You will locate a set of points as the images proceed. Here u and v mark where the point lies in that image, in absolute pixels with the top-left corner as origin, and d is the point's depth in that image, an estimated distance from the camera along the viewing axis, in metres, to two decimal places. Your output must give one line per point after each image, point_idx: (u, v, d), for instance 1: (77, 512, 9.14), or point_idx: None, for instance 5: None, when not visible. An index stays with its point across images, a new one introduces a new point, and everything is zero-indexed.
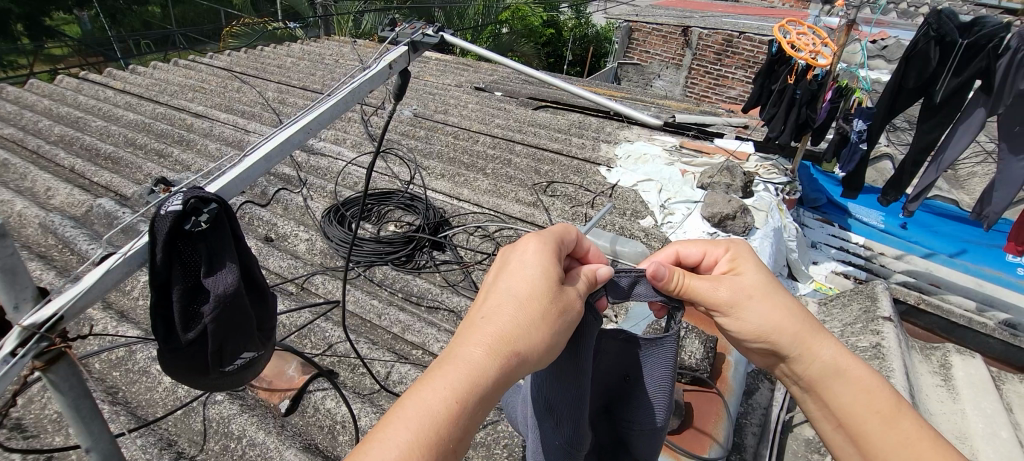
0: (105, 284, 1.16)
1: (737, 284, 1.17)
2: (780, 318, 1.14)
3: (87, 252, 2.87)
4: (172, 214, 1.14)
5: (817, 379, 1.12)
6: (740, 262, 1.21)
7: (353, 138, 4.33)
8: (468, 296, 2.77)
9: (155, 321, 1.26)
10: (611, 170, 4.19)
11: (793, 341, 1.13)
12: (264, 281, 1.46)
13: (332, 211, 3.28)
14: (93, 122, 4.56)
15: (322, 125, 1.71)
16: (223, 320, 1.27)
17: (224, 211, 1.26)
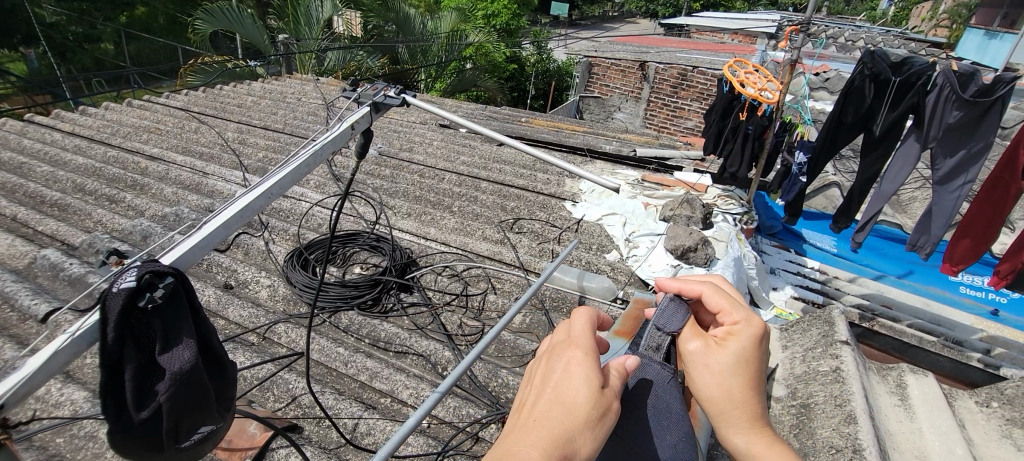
0: (52, 367, 1.15)
1: (715, 377, 1.10)
2: (745, 426, 1.07)
3: (29, 308, 2.71)
4: (125, 291, 1.12)
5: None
6: (736, 350, 1.10)
7: (317, 179, 4.29)
8: (437, 339, 2.74)
9: (106, 398, 1.21)
10: (576, 205, 4.27)
11: (746, 446, 1.06)
12: (223, 351, 1.41)
13: (295, 255, 3.21)
14: (38, 167, 4.36)
15: (283, 190, 1.70)
16: (178, 398, 1.23)
17: (183, 284, 1.25)
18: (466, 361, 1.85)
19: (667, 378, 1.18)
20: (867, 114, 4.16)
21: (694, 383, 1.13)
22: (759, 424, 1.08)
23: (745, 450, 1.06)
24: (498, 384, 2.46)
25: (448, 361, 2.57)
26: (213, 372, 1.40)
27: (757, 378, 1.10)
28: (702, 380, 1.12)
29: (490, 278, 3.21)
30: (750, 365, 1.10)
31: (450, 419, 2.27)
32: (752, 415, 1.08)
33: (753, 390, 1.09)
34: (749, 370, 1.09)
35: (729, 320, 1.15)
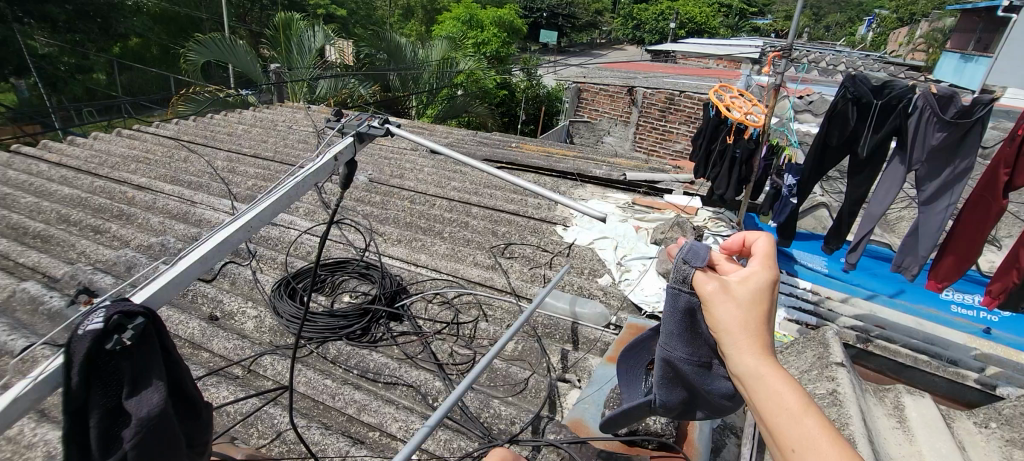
0: (10, 414, 1.10)
1: (732, 306, 1.16)
2: (756, 350, 1.11)
3: (5, 343, 2.62)
4: (92, 331, 1.12)
5: (765, 418, 1.06)
6: (752, 285, 1.17)
7: (306, 207, 4.26)
8: (427, 368, 2.68)
9: (68, 447, 1.17)
10: (568, 229, 4.27)
11: (755, 366, 1.10)
12: (196, 393, 1.37)
13: (282, 284, 3.15)
14: (23, 198, 4.31)
15: (262, 223, 1.67)
16: (144, 447, 1.16)
17: (154, 325, 1.24)
18: (458, 392, 1.81)
19: (693, 306, 1.34)
20: (852, 136, 4.22)
21: (715, 316, 1.18)
22: (770, 353, 1.12)
23: (754, 371, 1.09)
24: (490, 414, 2.40)
25: (439, 391, 2.51)
26: (184, 417, 1.34)
27: (771, 313, 1.15)
28: (720, 310, 1.18)
29: (481, 304, 3.17)
30: (766, 300, 1.15)
31: (441, 452, 2.20)
32: (764, 343, 1.12)
33: (766, 322, 1.14)
34: (764, 303, 1.15)
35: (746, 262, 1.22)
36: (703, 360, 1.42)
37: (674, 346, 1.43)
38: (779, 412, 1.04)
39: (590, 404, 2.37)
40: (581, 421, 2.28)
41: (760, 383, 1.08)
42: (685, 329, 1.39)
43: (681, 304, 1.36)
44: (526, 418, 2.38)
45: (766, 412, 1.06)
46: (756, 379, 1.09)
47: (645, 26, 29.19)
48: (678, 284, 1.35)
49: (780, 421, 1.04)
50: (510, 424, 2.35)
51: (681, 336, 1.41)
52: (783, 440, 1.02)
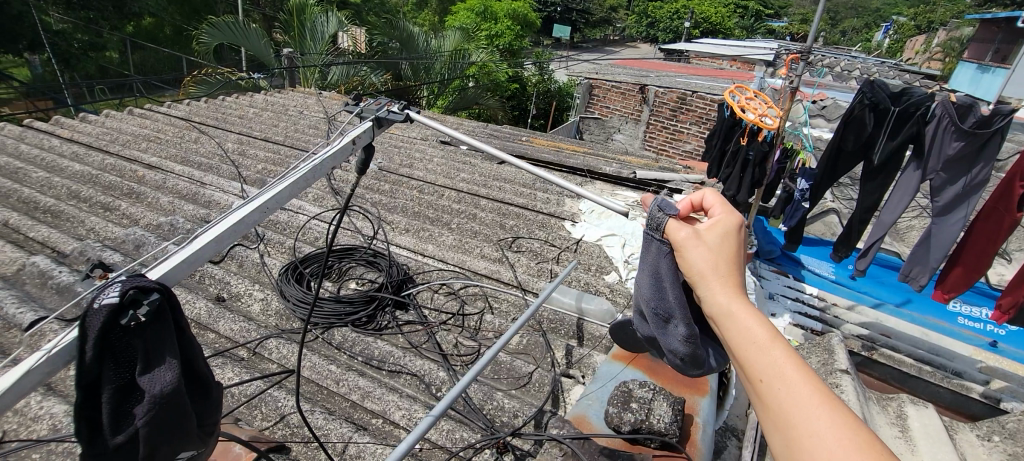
0: (23, 387, 1.10)
1: (703, 250, 1.24)
2: (727, 288, 1.16)
3: (15, 316, 2.64)
4: (107, 306, 1.10)
5: (736, 352, 1.08)
6: (722, 231, 1.25)
7: (315, 192, 4.26)
8: (431, 358, 2.68)
9: (79, 424, 1.17)
10: (576, 225, 4.25)
11: (728, 302, 1.13)
12: (208, 373, 1.37)
13: (290, 269, 3.16)
14: (34, 172, 4.33)
15: (279, 204, 1.66)
16: (156, 424, 1.17)
17: (169, 303, 1.22)
18: (461, 384, 1.81)
19: (663, 252, 1.45)
20: (867, 142, 4.16)
21: (689, 261, 1.25)
22: (742, 293, 1.16)
23: (725, 309, 1.13)
24: (493, 407, 2.40)
25: (443, 381, 2.50)
26: (194, 395, 1.34)
27: (741, 258, 1.22)
28: (693, 255, 1.25)
29: (487, 297, 3.17)
30: (734, 245, 1.22)
31: (443, 443, 2.21)
32: (737, 283, 1.17)
33: (737, 266, 1.20)
34: (734, 249, 1.22)
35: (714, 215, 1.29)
36: (661, 313, 1.54)
37: (641, 289, 1.57)
38: (750, 345, 1.06)
39: (593, 401, 2.37)
40: (583, 417, 2.28)
41: (733, 318, 1.11)
42: (652, 277, 1.51)
43: (653, 249, 1.49)
44: (529, 412, 2.38)
45: (738, 345, 1.08)
46: (726, 318, 1.12)
47: (659, 24, 28.95)
48: (652, 231, 1.45)
49: (750, 353, 1.06)
50: (512, 418, 2.35)
51: (649, 284, 1.53)
52: (754, 369, 1.03)
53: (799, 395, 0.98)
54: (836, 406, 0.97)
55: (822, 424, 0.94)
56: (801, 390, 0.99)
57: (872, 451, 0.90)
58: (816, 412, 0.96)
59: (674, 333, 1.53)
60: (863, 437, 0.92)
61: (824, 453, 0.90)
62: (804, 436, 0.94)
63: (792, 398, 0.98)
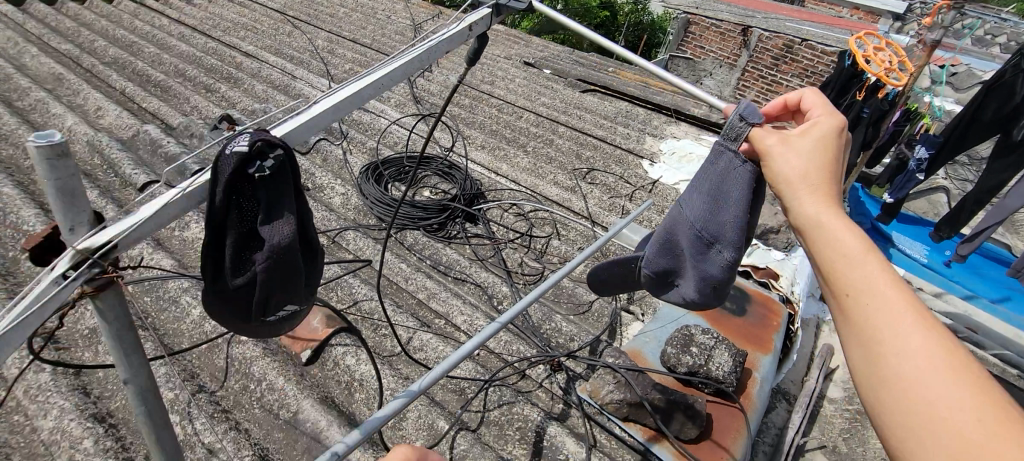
0: (165, 216, 1.08)
1: (793, 156, 1.13)
2: (816, 194, 1.03)
3: (130, 176, 2.91)
4: (237, 154, 1.10)
5: (820, 262, 0.97)
6: (818, 138, 1.13)
7: (398, 98, 4.29)
8: (496, 272, 2.74)
9: (205, 263, 1.20)
10: (654, 165, 4.08)
11: (816, 213, 1.01)
12: (317, 239, 1.39)
13: (370, 168, 3.34)
14: (146, 48, 4.60)
15: (394, 81, 1.64)
16: (273, 274, 1.19)
17: (291, 162, 1.22)
18: (518, 307, 1.91)
19: (733, 166, 1.41)
20: (1011, 114, 3.64)
21: (776, 166, 1.14)
22: (835, 201, 1.03)
23: (812, 217, 1.01)
24: (550, 327, 2.43)
25: (504, 296, 2.57)
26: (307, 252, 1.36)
27: (836, 164, 1.10)
28: (781, 162, 1.14)
29: (556, 223, 3.16)
30: (831, 154, 1.10)
31: (500, 352, 2.28)
32: (829, 190, 1.04)
33: (830, 172, 1.07)
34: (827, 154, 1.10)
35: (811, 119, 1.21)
36: (705, 236, 1.46)
37: (689, 210, 1.51)
38: (841, 256, 0.94)
39: (651, 339, 2.37)
40: (640, 353, 2.29)
41: (821, 228, 0.99)
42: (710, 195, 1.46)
43: (720, 163, 1.45)
44: (586, 338, 2.40)
45: (824, 255, 0.96)
46: (813, 226, 1.00)
47: None
48: (727, 143, 1.42)
49: (841, 263, 0.93)
50: (568, 340, 2.38)
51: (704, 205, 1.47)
52: (839, 282, 0.92)
53: (890, 308, 0.86)
54: (937, 323, 0.84)
55: (915, 340, 0.82)
56: (899, 303, 0.86)
57: (973, 374, 0.79)
58: (910, 329, 0.83)
59: (715, 259, 1.46)
60: (963, 359, 0.80)
61: (912, 371, 0.80)
62: (887, 356, 0.83)
63: (882, 313, 0.86)
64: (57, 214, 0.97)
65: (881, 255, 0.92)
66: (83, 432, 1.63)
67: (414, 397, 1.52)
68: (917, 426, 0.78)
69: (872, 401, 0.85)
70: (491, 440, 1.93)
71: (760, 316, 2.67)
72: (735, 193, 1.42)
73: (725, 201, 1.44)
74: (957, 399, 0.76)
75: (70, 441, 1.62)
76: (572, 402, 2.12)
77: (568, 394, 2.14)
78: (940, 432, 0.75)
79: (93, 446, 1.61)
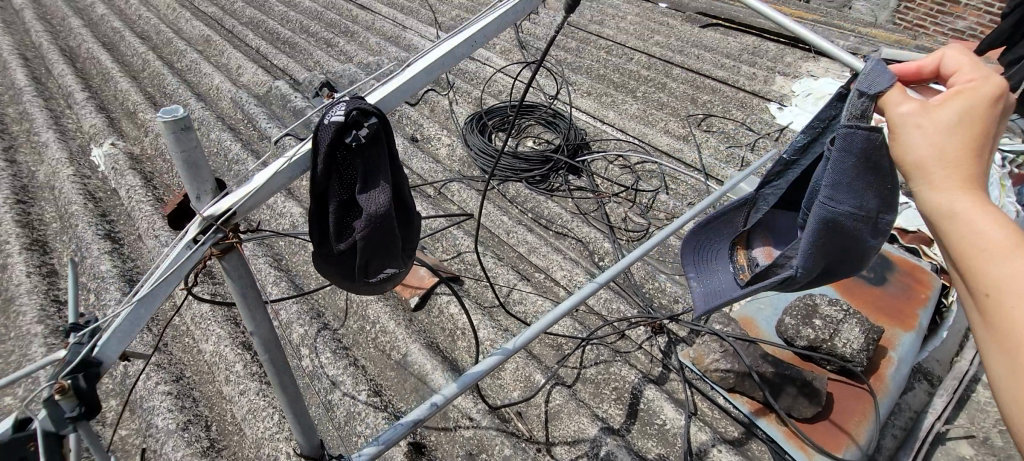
0: (274, 186, 0.89)
1: (933, 125, 0.92)
2: (961, 142, 0.90)
3: (266, 130, 3.22)
4: (335, 123, 0.79)
5: (966, 280, 0.87)
6: (965, 106, 0.92)
7: (502, 45, 4.37)
8: (598, 228, 2.66)
9: (312, 224, 0.91)
10: (783, 109, 3.65)
11: (947, 200, 0.89)
12: (413, 202, 1.03)
13: (474, 119, 3.35)
14: (276, 7, 5.02)
15: (486, 42, 1.21)
16: (377, 244, 0.91)
17: (387, 123, 0.90)
18: (628, 258, 1.83)
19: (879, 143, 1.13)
20: None
21: (898, 143, 0.97)
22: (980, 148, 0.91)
23: (946, 211, 0.89)
24: (654, 287, 2.32)
25: (606, 252, 2.50)
26: (407, 215, 1.01)
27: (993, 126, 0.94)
28: (913, 134, 0.95)
29: (665, 175, 2.98)
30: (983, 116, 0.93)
31: (600, 310, 2.23)
32: (983, 150, 0.91)
33: (985, 138, 0.91)
34: (979, 127, 0.91)
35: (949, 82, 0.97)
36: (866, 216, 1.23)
37: (840, 203, 1.23)
38: (965, 256, 0.87)
39: (766, 306, 2.19)
40: (751, 321, 2.13)
41: (961, 219, 0.88)
42: (864, 174, 1.18)
43: (858, 144, 1.15)
44: (692, 300, 2.24)
45: (970, 256, 0.86)
46: (949, 220, 0.89)
47: None
48: (852, 122, 1.15)
49: (963, 267, 0.87)
50: (672, 301, 2.26)
51: (852, 183, 1.20)
52: (979, 279, 0.85)
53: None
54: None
55: (965, 204, 0.88)
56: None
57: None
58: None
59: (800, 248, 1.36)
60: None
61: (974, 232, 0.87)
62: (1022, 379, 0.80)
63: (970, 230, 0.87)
64: (183, 180, 0.86)
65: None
66: (233, 356, 1.90)
67: (510, 355, 1.44)
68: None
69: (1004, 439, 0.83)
70: (587, 398, 1.93)
71: (903, 286, 2.32)
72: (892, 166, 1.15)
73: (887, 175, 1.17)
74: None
75: (226, 363, 1.89)
76: (672, 366, 2.03)
77: (669, 358, 2.05)
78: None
79: (241, 369, 1.87)
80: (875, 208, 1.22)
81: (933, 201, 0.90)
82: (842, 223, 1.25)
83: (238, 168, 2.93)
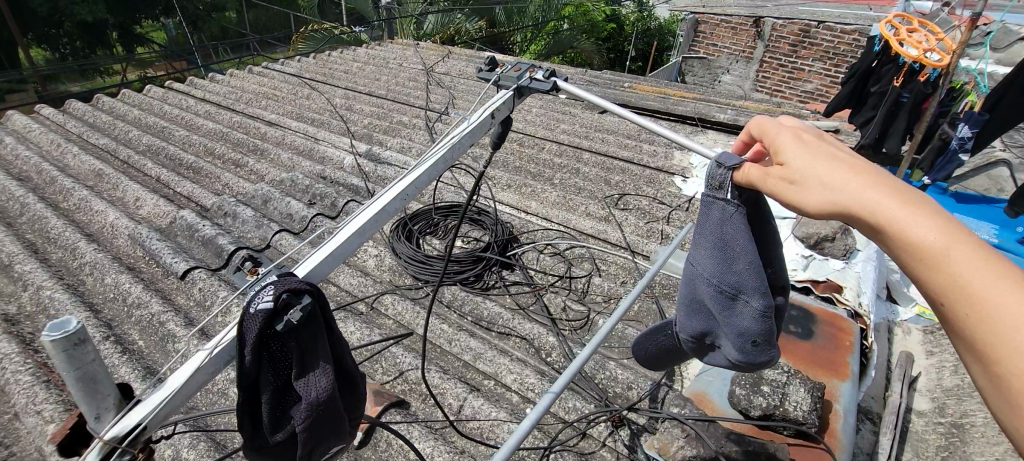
0: (190, 388, 1.04)
1: (802, 179, 1.09)
2: (833, 173, 1.05)
3: (171, 265, 2.95)
4: (263, 313, 0.92)
5: (928, 285, 0.91)
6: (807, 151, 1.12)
7: (418, 147, 4.48)
8: (540, 321, 2.63)
9: (241, 420, 1.02)
10: (686, 181, 3.97)
11: (874, 205, 0.97)
12: (355, 367, 1.15)
13: (400, 226, 3.30)
14: (177, 131, 4.86)
15: (420, 189, 1.40)
16: (315, 427, 1.02)
17: (320, 299, 1.03)
18: (581, 357, 1.74)
19: (728, 217, 1.43)
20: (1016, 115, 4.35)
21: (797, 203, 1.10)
22: (855, 169, 1.05)
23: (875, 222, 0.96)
24: (605, 377, 2.29)
25: (551, 347, 2.46)
26: (349, 388, 1.15)
27: (847, 153, 1.12)
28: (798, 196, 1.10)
29: (594, 257, 3.07)
30: (820, 149, 1.13)
31: (557, 412, 2.15)
32: (863, 169, 1.05)
33: (847, 162, 1.08)
34: (832, 158, 1.09)
35: (779, 138, 1.21)
36: (726, 290, 1.47)
37: (703, 266, 1.51)
38: (921, 265, 0.91)
39: (716, 378, 2.22)
40: (704, 396, 2.15)
41: (897, 231, 0.93)
42: (717, 246, 1.46)
43: (715, 214, 1.46)
44: (645, 384, 2.23)
45: (927, 250, 0.90)
46: (881, 227, 0.96)
47: None
48: (714, 192, 1.46)
49: (924, 275, 0.91)
50: (626, 389, 2.23)
51: (711, 251, 1.48)
52: (937, 282, 0.89)
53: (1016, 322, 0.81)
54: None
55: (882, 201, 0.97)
56: (1017, 294, 0.82)
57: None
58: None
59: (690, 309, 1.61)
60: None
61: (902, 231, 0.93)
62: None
63: (906, 225, 0.92)
64: (83, 405, 1.04)
65: (963, 234, 0.89)
66: None
67: None
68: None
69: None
70: None
71: (828, 337, 2.46)
72: (739, 242, 1.43)
73: (735, 251, 1.44)
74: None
75: None
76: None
77: (636, 453, 1.99)
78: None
79: None
80: (730, 283, 1.46)
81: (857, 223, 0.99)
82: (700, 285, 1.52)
83: (140, 312, 2.64)
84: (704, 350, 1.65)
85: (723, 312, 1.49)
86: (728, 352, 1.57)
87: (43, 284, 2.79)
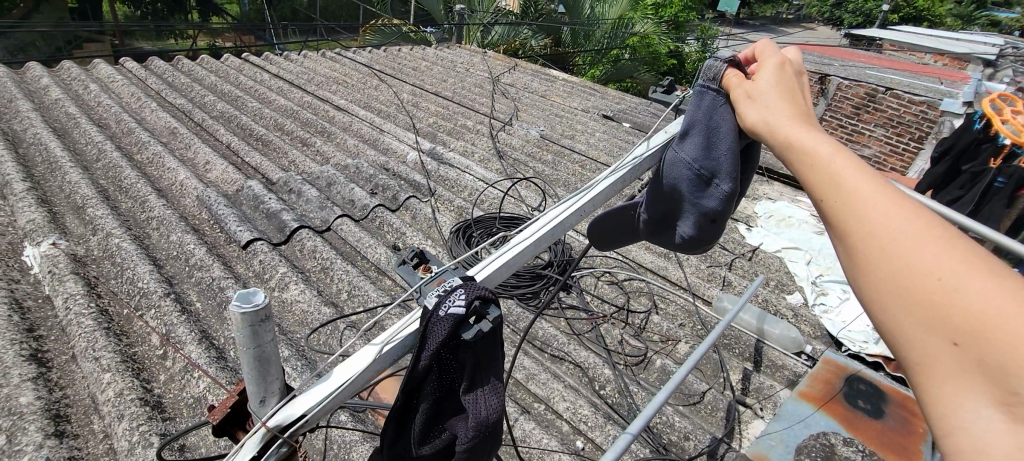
0: (357, 383, 0.98)
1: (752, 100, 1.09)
2: (780, 98, 1.05)
3: (235, 232, 2.98)
4: (452, 319, 0.88)
5: (808, 187, 0.87)
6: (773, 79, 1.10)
7: (480, 153, 4.48)
8: (595, 351, 2.55)
9: (390, 423, 1.04)
10: (750, 230, 3.86)
11: (785, 125, 0.97)
12: None
13: (460, 230, 3.28)
14: (250, 102, 4.97)
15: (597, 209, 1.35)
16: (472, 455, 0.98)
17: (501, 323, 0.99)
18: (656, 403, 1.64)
19: (718, 105, 1.23)
20: None
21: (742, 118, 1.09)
22: (796, 102, 1.04)
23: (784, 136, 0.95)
24: (661, 422, 2.19)
25: (607, 379, 2.37)
26: None
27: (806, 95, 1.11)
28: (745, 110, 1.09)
29: (653, 294, 2.97)
30: (791, 82, 1.10)
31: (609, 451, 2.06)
32: (805, 108, 1.04)
33: (798, 97, 1.06)
34: (789, 89, 1.08)
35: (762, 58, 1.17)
36: (702, 172, 1.27)
37: (681, 148, 1.31)
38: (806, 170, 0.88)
39: (778, 443, 2.09)
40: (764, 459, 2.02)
41: (799, 141, 0.92)
42: (702, 130, 1.26)
43: (705, 102, 1.26)
44: (702, 438, 2.14)
45: (812, 155, 0.88)
46: (785, 138, 0.95)
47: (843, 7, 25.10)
48: (708, 82, 1.26)
49: (806, 177, 0.88)
50: (682, 438, 2.14)
51: (693, 132, 1.28)
52: (815, 182, 0.85)
53: (871, 200, 0.78)
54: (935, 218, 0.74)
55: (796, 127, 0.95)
56: (885, 196, 0.78)
57: (1003, 277, 0.67)
58: (893, 211, 0.75)
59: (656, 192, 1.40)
60: (950, 230, 0.72)
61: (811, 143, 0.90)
62: (870, 231, 0.75)
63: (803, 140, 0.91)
64: (253, 385, 1.01)
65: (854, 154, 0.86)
66: None
67: None
68: (925, 315, 0.67)
69: (886, 310, 0.71)
70: None
71: (901, 420, 2.27)
72: (725, 127, 1.21)
73: (718, 136, 1.23)
74: (989, 299, 0.65)
75: None
76: None
77: None
78: (988, 345, 0.63)
79: None
80: (709, 165, 1.26)
81: (770, 137, 0.98)
82: (676, 167, 1.32)
83: (201, 274, 2.66)
84: (659, 237, 1.47)
85: (687, 199, 1.32)
86: (681, 234, 1.37)
87: (113, 231, 2.84)
